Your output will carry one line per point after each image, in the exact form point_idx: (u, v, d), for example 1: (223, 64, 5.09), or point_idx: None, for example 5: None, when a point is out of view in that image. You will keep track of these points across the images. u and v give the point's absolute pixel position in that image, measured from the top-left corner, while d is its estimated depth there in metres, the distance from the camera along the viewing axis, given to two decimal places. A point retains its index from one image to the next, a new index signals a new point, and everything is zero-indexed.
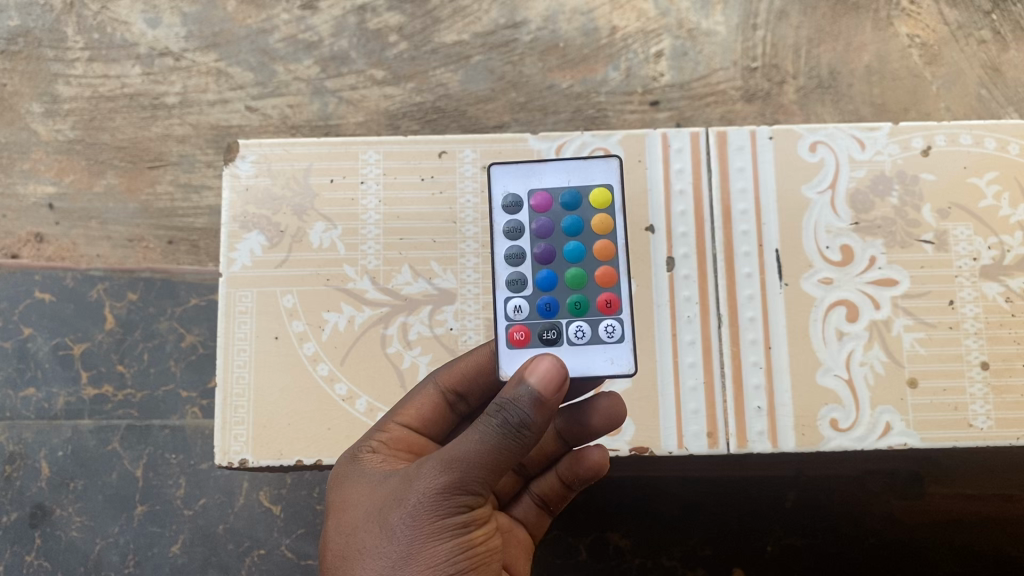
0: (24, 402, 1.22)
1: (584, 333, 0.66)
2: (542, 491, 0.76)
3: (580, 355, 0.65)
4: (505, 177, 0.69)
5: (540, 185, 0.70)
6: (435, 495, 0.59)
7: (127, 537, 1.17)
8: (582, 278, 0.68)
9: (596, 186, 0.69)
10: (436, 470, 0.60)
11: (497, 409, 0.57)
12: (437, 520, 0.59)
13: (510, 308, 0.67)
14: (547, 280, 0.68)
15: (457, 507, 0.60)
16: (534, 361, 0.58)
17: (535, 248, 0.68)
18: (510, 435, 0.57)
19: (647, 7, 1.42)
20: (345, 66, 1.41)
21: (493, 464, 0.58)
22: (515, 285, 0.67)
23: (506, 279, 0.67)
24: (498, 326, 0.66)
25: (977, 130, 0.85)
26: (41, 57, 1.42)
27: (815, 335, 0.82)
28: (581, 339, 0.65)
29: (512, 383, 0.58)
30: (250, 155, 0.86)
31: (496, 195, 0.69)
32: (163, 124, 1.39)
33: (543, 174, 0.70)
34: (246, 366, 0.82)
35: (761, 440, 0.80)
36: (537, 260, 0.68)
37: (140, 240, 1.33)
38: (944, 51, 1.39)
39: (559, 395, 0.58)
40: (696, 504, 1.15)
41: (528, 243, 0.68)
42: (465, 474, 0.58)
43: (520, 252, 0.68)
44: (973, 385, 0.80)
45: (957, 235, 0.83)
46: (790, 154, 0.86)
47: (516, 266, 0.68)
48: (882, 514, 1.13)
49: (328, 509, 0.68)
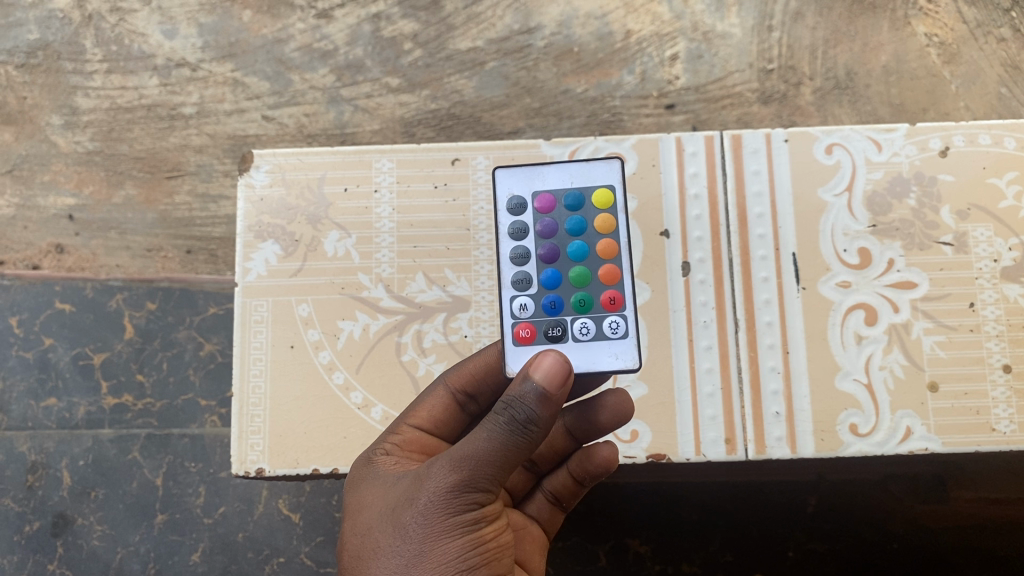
0: (46, 412, 1.23)
1: (589, 330, 0.65)
2: (554, 488, 0.76)
3: (584, 352, 0.64)
4: (509, 180, 0.70)
5: (544, 187, 0.70)
6: (445, 493, 0.59)
7: (147, 546, 1.18)
8: (587, 276, 0.67)
9: (598, 187, 0.69)
10: (446, 468, 0.59)
11: (504, 407, 0.57)
12: (448, 518, 0.59)
13: (515, 307, 0.66)
14: (552, 279, 0.67)
15: (467, 504, 0.59)
16: (538, 359, 0.58)
17: (539, 248, 0.68)
18: (516, 431, 0.57)
19: (662, 10, 1.42)
20: (360, 74, 1.41)
21: (502, 462, 0.58)
22: (521, 284, 0.67)
23: (512, 279, 0.67)
24: (503, 326, 0.66)
25: (995, 129, 0.84)
26: (60, 69, 1.43)
27: (833, 339, 0.81)
28: (586, 336, 0.65)
29: (518, 380, 0.58)
30: (265, 165, 0.87)
31: (500, 197, 0.69)
32: (181, 134, 1.40)
33: (547, 176, 0.70)
34: (262, 375, 0.82)
35: (780, 446, 0.79)
36: (541, 259, 0.68)
37: (158, 250, 1.34)
38: (963, 49, 1.38)
39: (565, 391, 0.58)
40: (716, 509, 1.14)
41: (532, 243, 0.68)
42: (475, 473, 0.58)
43: (525, 252, 0.68)
44: (996, 389, 0.79)
45: (977, 236, 0.82)
46: (806, 156, 0.85)
47: (521, 266, 0.68)
48: (905, 519, 1.12)
49: (345, 511, 0.68)
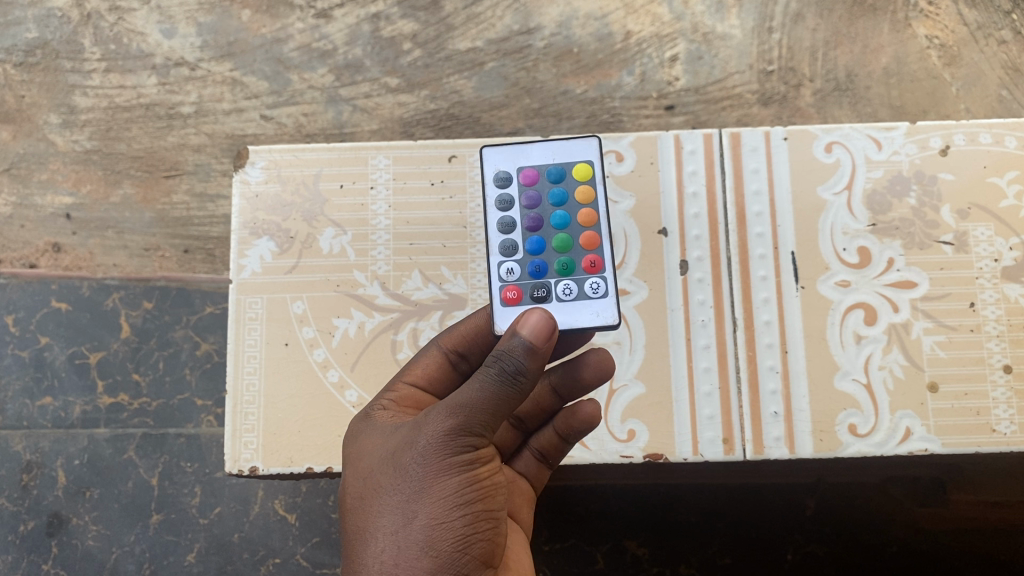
0: (41, 411, 1.22)
1: (572, 290, 0.65)
2: (540, 445, 0.75)
3: (567, 312, 0.64)
4: (495, 156, 0.69)
5: (527, 161, 0.69)
6: (438, 443, 0.59)
7: (143, 546, 1.17)
8: (569, 242, 0.67)
9: (579, 160, 0.69)
10: (439, 418, 0.59)
11: (494, 359, 0.57)
12: (440, 468, 0.58)
13: (502, 271, 0.66)
14: (536, 245, 0.67)
15: (461, 454, 0.59)
16: (526, 315, 0.58)
17: (524, 216, 0.68)
18: (508, 382, 0.57)
19: (662, 11, 1.41)
20: (359, 74, 1.41)
21: (495, 411, 0.57)
22: (507, 250, 0.67)
23: (498, 246, 0.67)
24: (490, 288, 0.65)
25: (996, 128, 0.84)
26: (58, 68, 1.43)
27: (832, 339, 0.80)
28: (569, 296, 0.65)
29: (507, 335, 0.57)
30: (260, 161, 0.86)
31: (485, 171, 0.69)
32: (179, 134, 1.40)
33: (530, 154, 0.69)
34: (256, 372, 0.82)
35: (778, 447, 0.79)
36: (526, 227, 0.68)
37: (156, 250, 1.34)
38: (963, 51, 1.38)
39: (552, 346, 0.58)
40: (715, 512, 1.14)
41: (517, 212, 0.68)
42: (468, 422, 0.58)
43: (511, 220, 0.67)
44: (996, 390, 0.78)
45: (977, 236, 0.81)
46: (805, 154, 0.84)
47: (507, 234, 0.67)
48: (906, 523, 1.12)
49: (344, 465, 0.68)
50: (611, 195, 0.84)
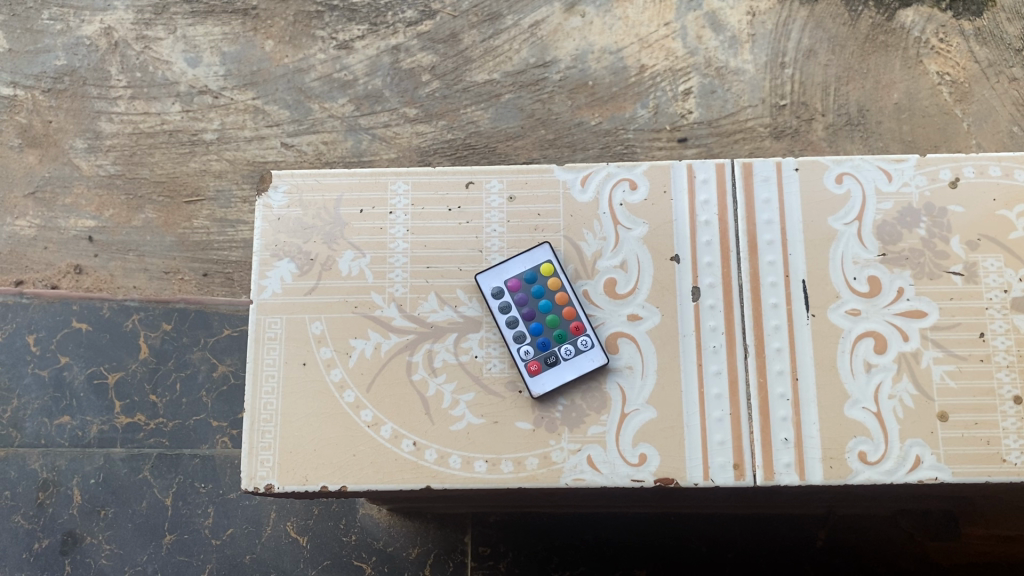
0: (59, 430, 1.24)
1: (571, 350, 0.81)
2: None
3: (573, 365, 0.81)
4: (487, 280, 0.84)
5: (509, 275, 0.84)
6: None
7: (155, 566, 1.17)
8: (556, 319, 0.82)
9: (542, 263, 0.84)
10: None
11: None
12: None
13: (522, 352, 0.81)
14: (536, 328, 0.82)
15: None
16: None
17: (519, 310, 0.82)
18: None
19: (676, 46, 1.43)
20: (379, 104, 1.44)
21: None
22: (518, 337, 0.81)
23: (512, 335, 0.82)
24: (518, 365, 0.81)
25: (1005, 161, 0.85)
26: (85, 95, 1.46)
27: (843, 366, 0.81)
28: (571, 354, 0.81)
29: None
30: (283, 185, 0.88)
31: (483, 293, 0.83)
32: (200, 160, 1.42)
33: (510, 268, 0.84)
34: (274, 392, 0.83)
35: (788, 473, 0.79)
36: (523, 317, 0.82)
37: (176, 273, 1.37)
38: (974, 88, 1.40)
39: None
40: (726, 542, 1.15)
41: (512, 309, 0.82)
42: None
43: (510, 317, 0.82)
44: (1006, 420, 0.79)
45: (987, 267, 0.83)
46: (816, 185, 0.85)
47: (513, 327, 0.82)
48: (916, 556, 1.14)
49: None
50: (624, 222, 0.86)
